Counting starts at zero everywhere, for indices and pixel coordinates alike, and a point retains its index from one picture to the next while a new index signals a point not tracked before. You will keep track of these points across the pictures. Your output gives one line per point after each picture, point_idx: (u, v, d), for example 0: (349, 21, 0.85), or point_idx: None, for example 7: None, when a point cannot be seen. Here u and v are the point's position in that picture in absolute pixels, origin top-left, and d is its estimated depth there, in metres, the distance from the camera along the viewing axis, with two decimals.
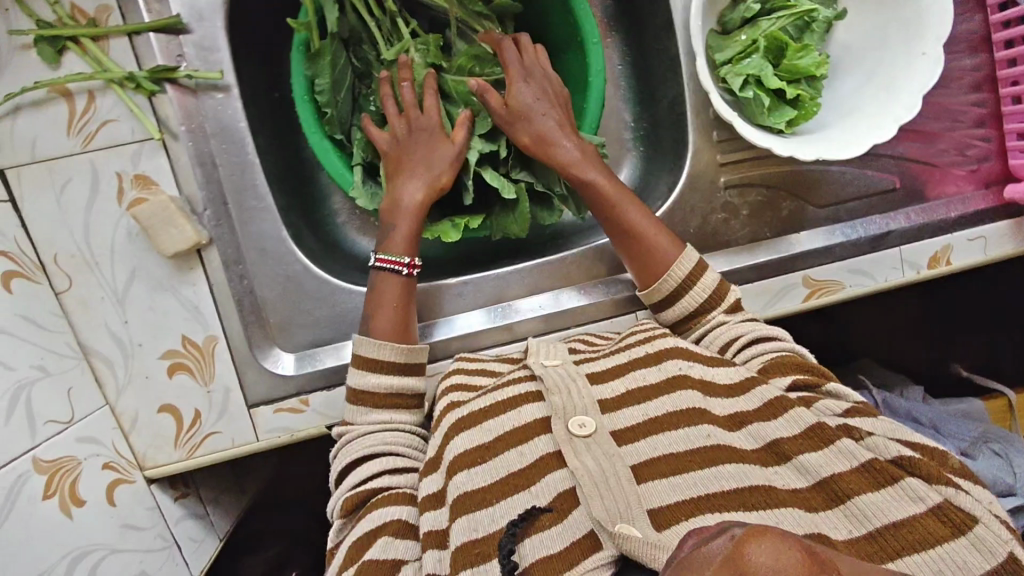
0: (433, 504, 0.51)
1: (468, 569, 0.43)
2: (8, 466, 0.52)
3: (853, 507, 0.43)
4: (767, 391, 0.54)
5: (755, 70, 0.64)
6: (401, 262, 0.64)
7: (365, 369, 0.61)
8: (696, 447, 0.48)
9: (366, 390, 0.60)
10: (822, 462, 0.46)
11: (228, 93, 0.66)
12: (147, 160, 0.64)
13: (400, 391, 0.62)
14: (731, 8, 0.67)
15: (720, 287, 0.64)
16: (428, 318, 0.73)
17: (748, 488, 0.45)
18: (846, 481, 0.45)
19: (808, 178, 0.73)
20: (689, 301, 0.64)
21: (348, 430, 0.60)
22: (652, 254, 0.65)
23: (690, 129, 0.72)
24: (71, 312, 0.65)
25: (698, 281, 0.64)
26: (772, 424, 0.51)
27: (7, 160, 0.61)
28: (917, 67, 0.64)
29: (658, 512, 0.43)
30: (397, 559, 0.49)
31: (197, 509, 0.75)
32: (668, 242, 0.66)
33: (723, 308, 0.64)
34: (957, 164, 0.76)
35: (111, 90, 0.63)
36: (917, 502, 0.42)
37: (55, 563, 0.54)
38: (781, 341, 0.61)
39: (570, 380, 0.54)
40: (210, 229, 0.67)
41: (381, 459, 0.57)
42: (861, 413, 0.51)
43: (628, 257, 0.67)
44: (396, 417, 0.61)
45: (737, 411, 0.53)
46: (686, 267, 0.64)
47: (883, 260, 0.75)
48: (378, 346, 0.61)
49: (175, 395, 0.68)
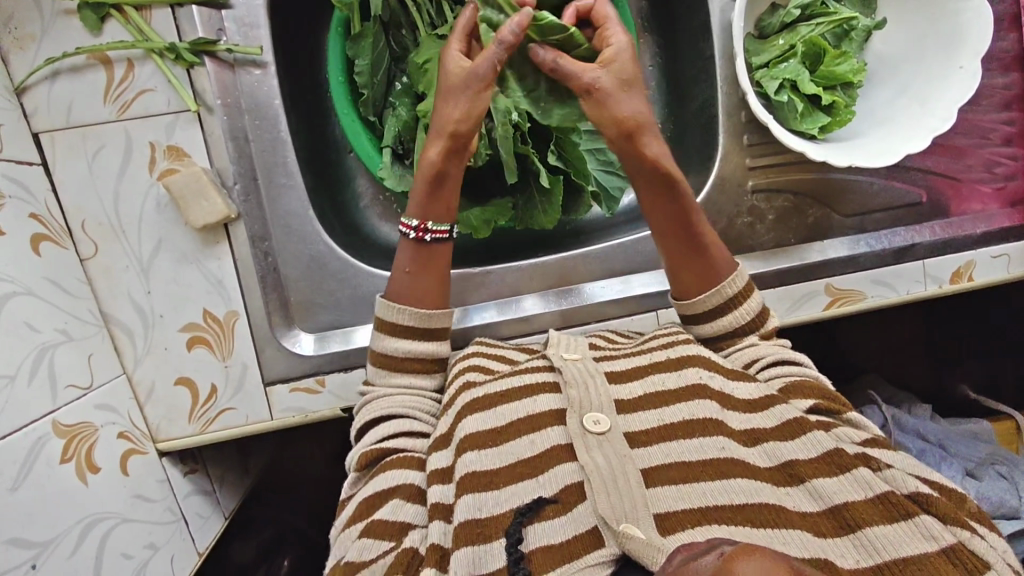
0: (440, 477, 0.51)
1: (469, 546, 0.43)
2: (29, 427, 0.52)
3: (863, 537, 0.42)
4: (787, 412, 0.51)
5: (791, 74, 0.65)
6: (410, 225, 0.61)
7: (384, 334, 0.60)
8: (707, 458, 0.47)
9: (387, 354, 0.59)
10: (837, 488, 0.45)
11: (266, 70, 0.67)
12: (181, 131, 0.64)
13: (418, 358, 0.60)
14: (770, 13, 0.69)
15: (760, 313, 0.62)
16: (464, 304, 0.73)
17: (758, 504, 0.43)
18: (858, 509, 0.43)
19: (835, 186, 0.73)
20: (736, 318, 0.60)
21: (367, 392, 0.60)
22: (707, 267, 0.62)
23: (720, 131, 0.72)
24: (95, 279, 0.65)
25: (744, 302, 0.61)
26: (787, 444, 0.49)
27: (42, 125, 0.62)
28: (955, 81, 0.65)
29: (665, 517, 0.43)
30: (405, 523, 0.49)
31: (204, 484, 0.73)
32: (722, 256, 0.63)
33: (760, 334, 0.61)
34: (983, 182, 0.76)
35: (150, 60, 0.63)
36: (929, 540, 0.40)
37: (70, 528, 0.53)
38: (805, 368, 0.58)
39: (588, 375, 0.53)
40: (239, 204, 0.67)
41: (399, 420, 0.57)
42: (879, 445, 0.49)
43: (680, 266, 0.62)
44: (417, 383, 0.60)
45: (754, 427, 0.51)
46: (739, 284, 0.61)
47: (906, 272, 0.75)
48: (395, 311, 0.60)
49: (193, 369, 0.68)
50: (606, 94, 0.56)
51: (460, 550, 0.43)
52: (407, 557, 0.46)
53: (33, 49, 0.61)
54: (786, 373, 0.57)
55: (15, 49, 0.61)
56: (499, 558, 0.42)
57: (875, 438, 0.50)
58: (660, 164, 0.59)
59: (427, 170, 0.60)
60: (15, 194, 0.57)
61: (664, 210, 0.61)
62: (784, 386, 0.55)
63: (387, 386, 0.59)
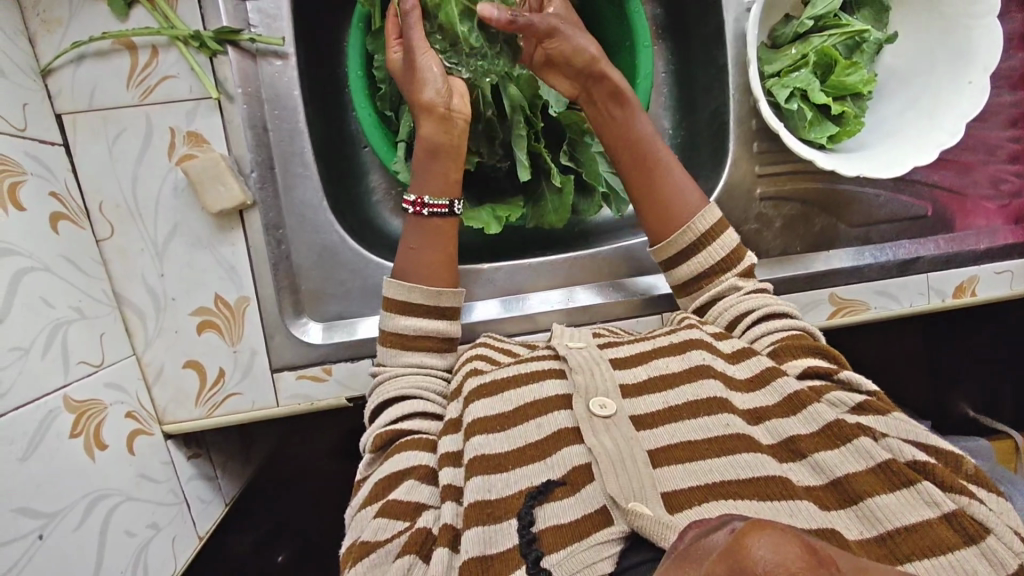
0: (453, 461, 0.51)
1: (480, 525, 0.43)
2: (39, 401, 0.52)
3: (866, 508, 0.42)
4: (787, 385, 0.52)
5: (802, 83, 0.66)
6: (407, 200, 0.64)
7: (397, 314, 0.61)
8: (711, 436, 0.47)
9: (398, 332, 0.61)
10: (840, 460, 0.45)
11: (287, 61, 0.68)
12: (202, 118, 0.65)
13: (428, 335, 0.62)
14: (782, 24, 0.70)
15: (737, 250, 0.64)
16: (468, 300, 0.74)
17: (763, 478, 0.43)
18: (860, 481, 0.43)
19: (842, 196, 0.74)
20: (707, 255, 0.63)
21: (379, 373, 0.61)
22: (677, 204, 0.64)
23: (730, 139, 0.73)
24: (110, 259, 0.66)
25: (718, 238, 0.63)
26: (789, 420, 0.49)
27: (65, 106, 0.63)
28: (965, 95, 0.66)
29: (674, 495, 0.43)
30: (420, 503, 0.50)
31: (206, 470, 0.74)
32: (693, 195, 0.65)
33: (738, 271, 0.63)
34: (988, 198, 0.77)
35: (174, 47, 0.64)
36: (931, 506, 0.41)
37: (75, 502, 0.54)
38: (794, 319, 0.59)
39: (594, 363, 0.54)
40: (255, 191, 0.68)
41: (411, 401, 0.58)
42: (873, 411, 0.48)
43: (653, 205, 0.65)
44: (427, 361, 0.61)
45: (758, 406, 0.51)
46: (708, 222, 0.63)
47: (910, 284, 0.76)
48: (408, 289, 0.61)
49: (202, 352, 0.68)
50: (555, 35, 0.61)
51: (472, 530, 0.43)
52: (421, 536, 0.46)
53: (60, 34, 0.62)
54: (773, 329, 0.58)
55: (43, 32, 0.62)
56: (512, 537, 0.42)
57: (870, 400, 0.50)
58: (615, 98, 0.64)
59: (423, 146, 0.63)
60: (37, 172, 0.58)
61: (628, 146, 0.65)
62: (778, 347, 0.56)
63: (399, 364, 0.61)
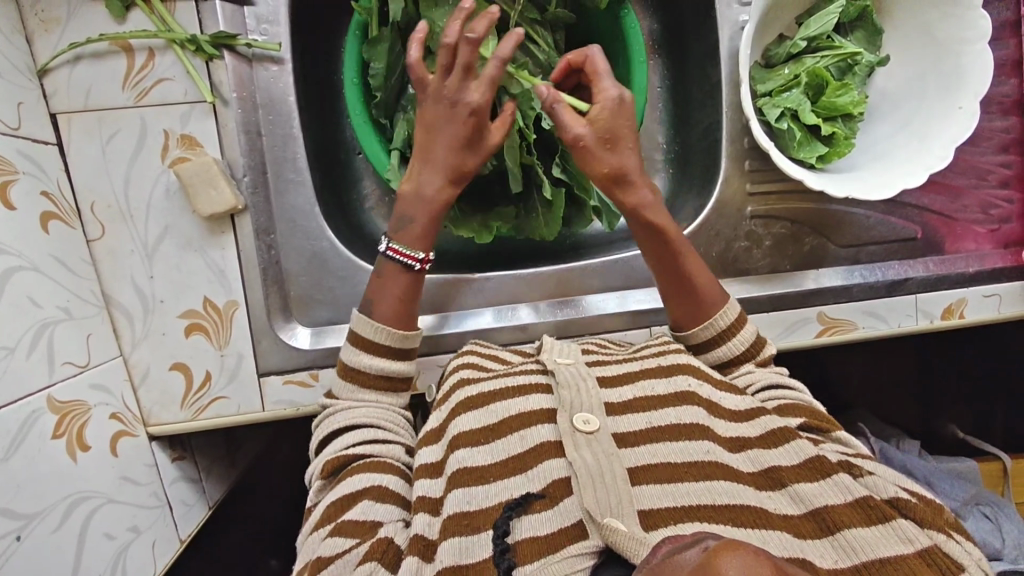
0: (429, 472, 0.52)
1: (456, 537, 0.44)
2: (22, 401, 0.52)
3: (842, 539, 0.42)
4: (771, 420, 0.52)
5: (793, 103, 0.67)
6: (415, 257, 0.63)
7: (361, 351, 0.61)
8: (693, 460, 0.48)
9: (360, 369, 0.60)
10: (818, 492, 0.45)
11: (283, 66, 0.68)
12: (196, 122, 0.65)
13: (388, 374, 0.61)
14: (776, 44, 0.71)
15: (757, 339, 0.63)
16: (453, 310, 0.74)
17: (740, 506, 0.44)
18: (838, 513, 0.44)
19: (832, 217, 0.75)
20: (729, 349, 0.62)
21: (331, 404, 0.60)
22: (701, 302, 0.64)
23: (723, 155, 0.73)
24: (99, 259, 0.66)
25: (739, 333, 0.62)
26: (771, 452, 0.50)
27: (60, 106, 0.63)
28: (953, 119, 0.67)
29: (650, 514, 0.43)
30: (376, 521, 0.50)
31: (191, 472, 0.74)
32: (716, 291, 0.64)
33: (756, 362, 0.62)
34: (978, 222, 0.77)
35: (171, 50, 0.64)
36: (905, 543, 0.41)
37: (55, 503, 0.54)
38: (797, 392, 0.59)
39: (580, 378, 0.53)
40: (247, 196, 0.68)
41: (364, 430, 0.58)
42: (863, 458, 0.50)
43: (676, 303, 0.65)
44: (383, 395, 0.61)
45: (740, 435, 0.52)
46: (728, 318, 0.62)
47: (898, 305, 0.76)
48: (377, 330, 0.61)
49: (188, 355, 0.68)
50: (589, 149, 0.60)
51: (448, 541, 0.44)
52: (383, 546, 0.46)
53: (58, 33, 0.63)
54: (773, 397, 0.58)
55: (40, 31, 0.62)
56: (488, 547, 0.42)
57: (857, 452, 0.51)
58: (642, 210, 0.62)
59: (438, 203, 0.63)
60: (29, 171, 0.58)
61: (654, 249, 0.64)
62: (777, 406, 0.56)
63: (354, 398, 0.60)
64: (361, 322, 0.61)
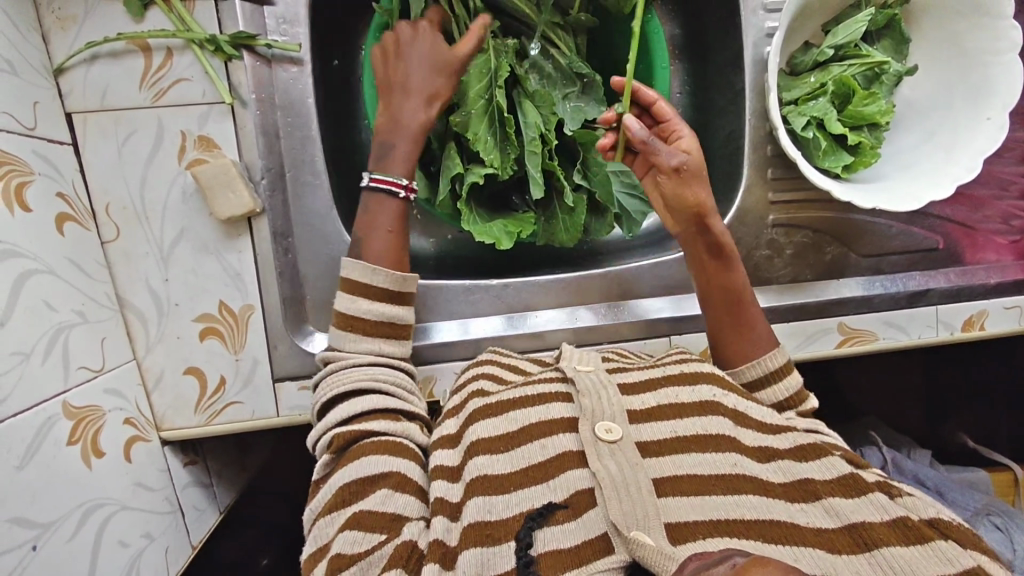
0: (448, 475, 0.51)
1: (477, 548, 0.43)
2: (38, 406, 0.51)
3: (881, 557, 0.42)
4: (799, 436, 0.52)
5: (820, 112, 0.66)
6: (398, 184, 0.63)
7: (356, 294, 0.60)
8: (720, 473, 0.47)
9: (358, 316, 0.60)
10: (854, 509, 0.45)
11: (302, 67, 0.67)
12: (214, 123, 0.64)
13: (393, 320, 0.61)
14: (803, 52, 0.70)
15: (800, 393, 0.60)
16: (466, 317, 0.73)
17: (771, 522, 0.43)
18: (876, 531, 0.43)
19: (855, 227, 0.74)
20: (773, 396, 0.60)
21: (333, 360, 0.59)
22: (744, 330, 0.63)
23: (745, 162, 0.72)
24: (114, 262, 0.65)
25: (781, 380, 0.60)
26: (801, 464, 0.49)
27: (76, 106, 0.62)
28: (981, 130, 0.66)
29: (676, 527, 0.42)
30: (397, 514, 0.49)
31: (203, 477, 0.73)
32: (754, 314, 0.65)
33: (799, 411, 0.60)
34: (1000, 233, 0.77)
35: (189, 50, 0.63)
36: (947, 564, 0.41)
37: (70, 511, 0.53)
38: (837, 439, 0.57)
39: (601, 386, 0.52)
40: (264, 199, 0.67)
41: (374, 395, 0.57)
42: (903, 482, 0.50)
43: (727, 331, 0.64)
44: (385, 347, 0.61)
45: (769, 445, 0.51)
46: (776, 362, 0.61)
47: (919, 316, 0.75)
48: (372, 270, 0.61)
49: (204, 359, 0.67)
50: (686, 175, 0.63)
51: (469, 551, 0.43)
52: (406, 551, 0.45)
53: (73, 32, 0.61)
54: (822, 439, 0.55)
55: (56, 29, 0.61)
56: (510, 559, 0.42)
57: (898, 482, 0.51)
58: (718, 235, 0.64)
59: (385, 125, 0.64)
60: (44, 172, 0.57)
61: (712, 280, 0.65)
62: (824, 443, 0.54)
63: (362, 352, 0.59)
64: (358, 268, 0.61)
